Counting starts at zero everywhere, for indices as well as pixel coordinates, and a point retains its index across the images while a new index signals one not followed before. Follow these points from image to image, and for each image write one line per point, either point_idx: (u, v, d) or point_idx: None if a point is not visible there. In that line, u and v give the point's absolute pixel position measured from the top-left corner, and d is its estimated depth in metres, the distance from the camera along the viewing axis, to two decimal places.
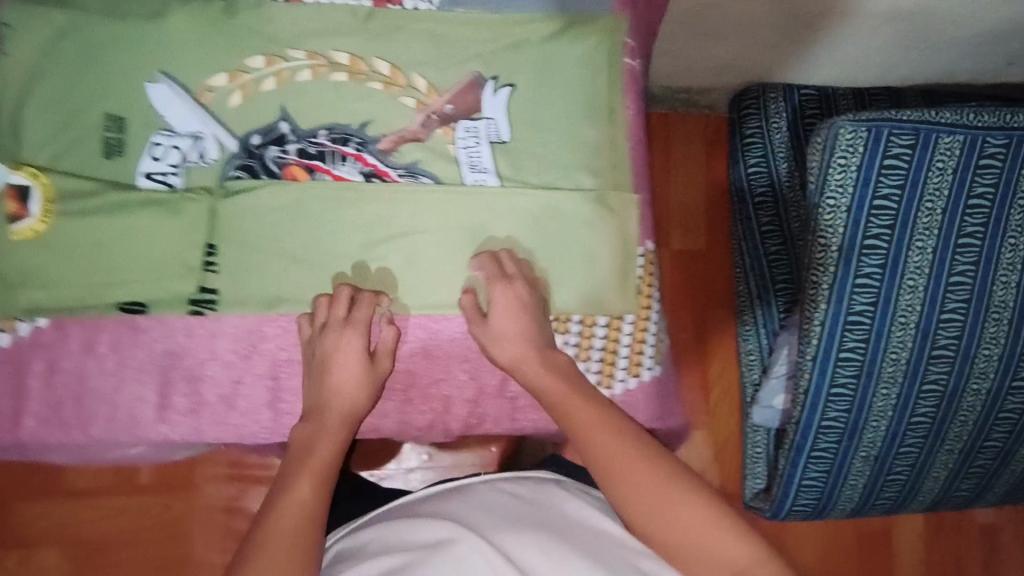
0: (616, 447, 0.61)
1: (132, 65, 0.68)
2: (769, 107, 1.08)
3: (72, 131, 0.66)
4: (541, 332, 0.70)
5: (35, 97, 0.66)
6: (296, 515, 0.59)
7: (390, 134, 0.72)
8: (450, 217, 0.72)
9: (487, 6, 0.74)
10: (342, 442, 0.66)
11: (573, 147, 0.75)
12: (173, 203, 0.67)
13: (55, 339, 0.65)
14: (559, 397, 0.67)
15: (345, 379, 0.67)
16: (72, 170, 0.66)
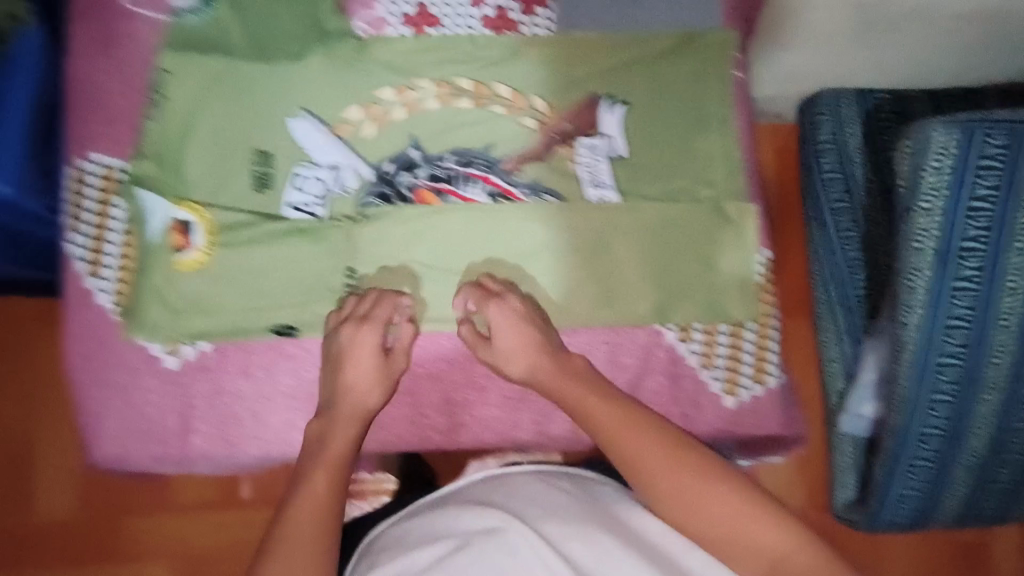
0: (644, 446, 0.62)
1: (275, 102, 0.72)
2: (842, 113, 1.04)
3: (226, 168, 0.71)
4: (553, 346, 0.70)
5: (193, 137, 0.71)
6: (313, 509, 0.60)
7: (514, 155, 0.75)
8: (574, 234, 0.74)
9: (600, 28, 0.77)
10: (357, 436, 0.67)
11: (689, 160, 0.77)
12: (318, 231, 0.71)
13: (217, 361, 0.70)
14: (589, 405, 0.66)
15: (360, 374, 0.68)
16: (228, 204, 0.71)
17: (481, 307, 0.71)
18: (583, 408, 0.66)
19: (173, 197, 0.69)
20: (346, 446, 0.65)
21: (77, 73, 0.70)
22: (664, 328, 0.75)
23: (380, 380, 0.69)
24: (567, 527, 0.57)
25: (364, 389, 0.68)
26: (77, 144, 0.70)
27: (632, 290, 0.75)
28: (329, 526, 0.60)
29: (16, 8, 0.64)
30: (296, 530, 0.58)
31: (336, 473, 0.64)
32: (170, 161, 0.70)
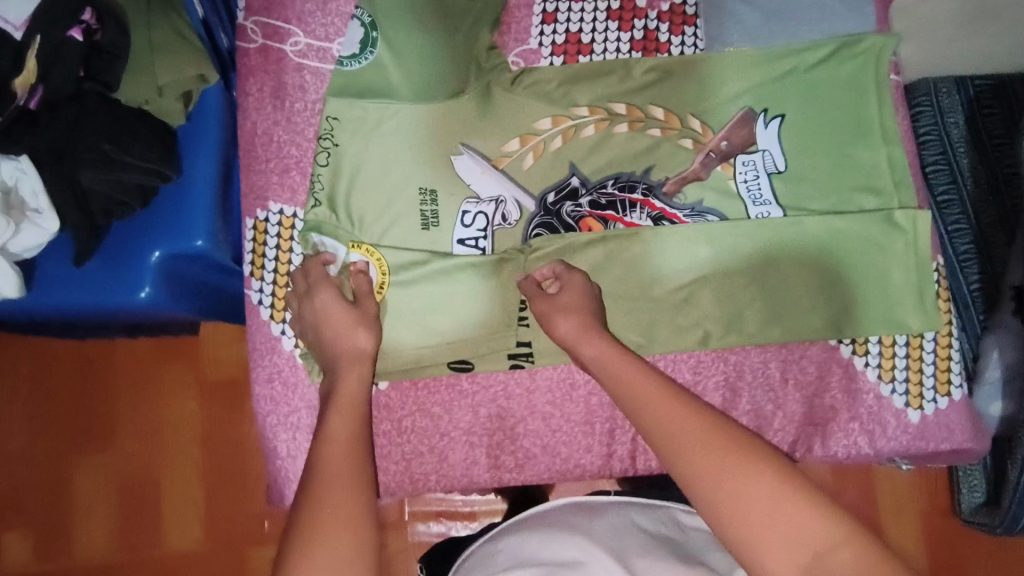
0: (673, 419, 0.52)
1: (437, 141, 0.74)
2: (942, 101, 0.97)
3: (393, 208, 0.73)
4: (597, 318, 0.64)
5: (359, 179, 0.72)
6: (342, 443, 0.54)
7: (672, 177, 0.75)
8: (737, 252, 0.73)
9: (752, 43, 0.76)
10: (366, 377, 0.61)
11: (850, 170, 0.75)
12: (485, 266, 0.72)
13: (397, 398, 0.72)
14: (622, 376, 0.57)
15: (336, 322, 0.64)
16: (398, 243, 0.72)
17: (564, 275, 0.68)
18: (615, 377, 0.57)
19: (346, 241, 0.71)
20: (357, 388, 0.60)
21: (251, 127, 0.72)
22: (839, 343, 0.73)
23: (369, 329, 0.64)
24: (658, 565, 0.55)
25: (350, 336, 0.63)
26: (253, 194, 0.72)
27: (803, 306, 0.73)
28: (365, 462, 0.53)
29: (205, 68, 0.65)
30: (326, 467, 0.52)
31: (357, 413, 0.57)
32: (343, 206, 0.72)
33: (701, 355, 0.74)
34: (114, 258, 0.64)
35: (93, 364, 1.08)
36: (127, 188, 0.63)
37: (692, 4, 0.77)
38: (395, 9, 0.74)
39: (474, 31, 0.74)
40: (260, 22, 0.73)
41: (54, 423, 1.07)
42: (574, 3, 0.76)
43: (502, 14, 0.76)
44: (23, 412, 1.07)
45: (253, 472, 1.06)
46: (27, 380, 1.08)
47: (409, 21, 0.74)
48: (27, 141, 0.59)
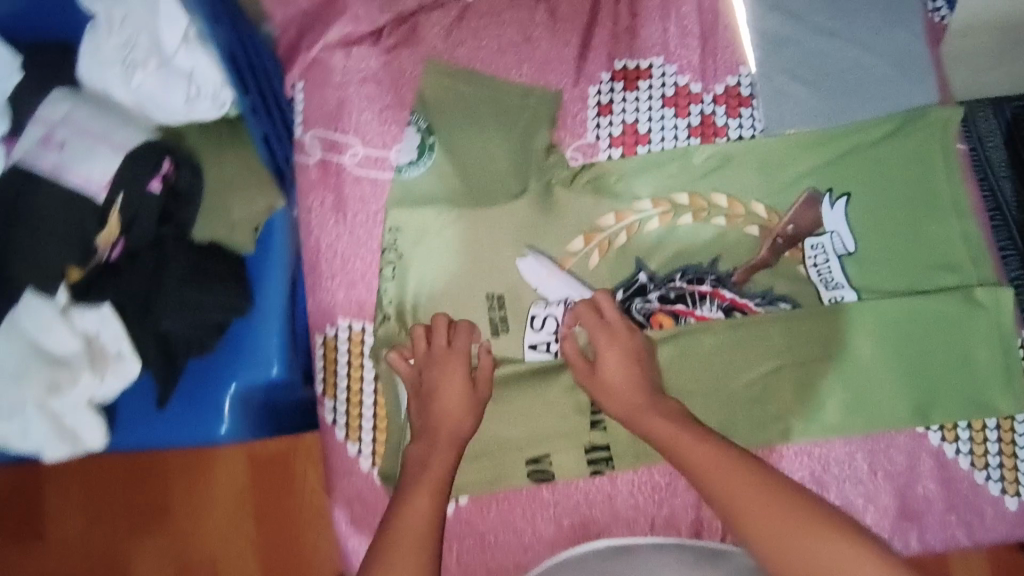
0: (733, 486, 0.57)
1: (502, 244, 0.72)
2: (981, 123, 0.82)
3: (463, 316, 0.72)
4: (648, 389, 0.66)
5: (425, 288, 0.72)
6: (421, 523, 0.57)
7: (741, 266, 0.73)
8: (813, 339, 0.72)
9: (815, 122, 0.74)
10: (452, 463, 0.63)
11: (921, 249, 0.73)
12: (553, 372, 0.71)
13: (476, 513, 0.71)
14: (679, 446, 0.61)
15: (449, 401, 0.66)
16: None
17: (592, 337, 0.68)
18: (675, 448, 0.61)
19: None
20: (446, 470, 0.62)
21: (315, 243, 0.73)
22: (927, 431, 0.71)
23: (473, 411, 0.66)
24: None
25: (455, 412, 0.66)
26: (321, 312, 0.72)
27: (888, 393, 0.71)
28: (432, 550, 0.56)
29: (273, 197, 0.65)
30: (402, 546, 0.55)
31: (441, 495, 0.60)
32: (412, 318, 0.72)
33: (788, 451, 0.71)
34: (192, 397, 0.64)
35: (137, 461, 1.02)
36: (205, 329, 0.63)
37: (746, 85, 0.75)
38: (453, 114, 0.74)
39: (531, 130, 0.74)
40: (318, 136, 0.74)
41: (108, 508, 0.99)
42: (628, 92, 0.75)
43: (557, 109, 0.75)
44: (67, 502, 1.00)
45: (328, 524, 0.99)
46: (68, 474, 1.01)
47: (465, 125, 0.74)
48: (110, 291, 0.60)
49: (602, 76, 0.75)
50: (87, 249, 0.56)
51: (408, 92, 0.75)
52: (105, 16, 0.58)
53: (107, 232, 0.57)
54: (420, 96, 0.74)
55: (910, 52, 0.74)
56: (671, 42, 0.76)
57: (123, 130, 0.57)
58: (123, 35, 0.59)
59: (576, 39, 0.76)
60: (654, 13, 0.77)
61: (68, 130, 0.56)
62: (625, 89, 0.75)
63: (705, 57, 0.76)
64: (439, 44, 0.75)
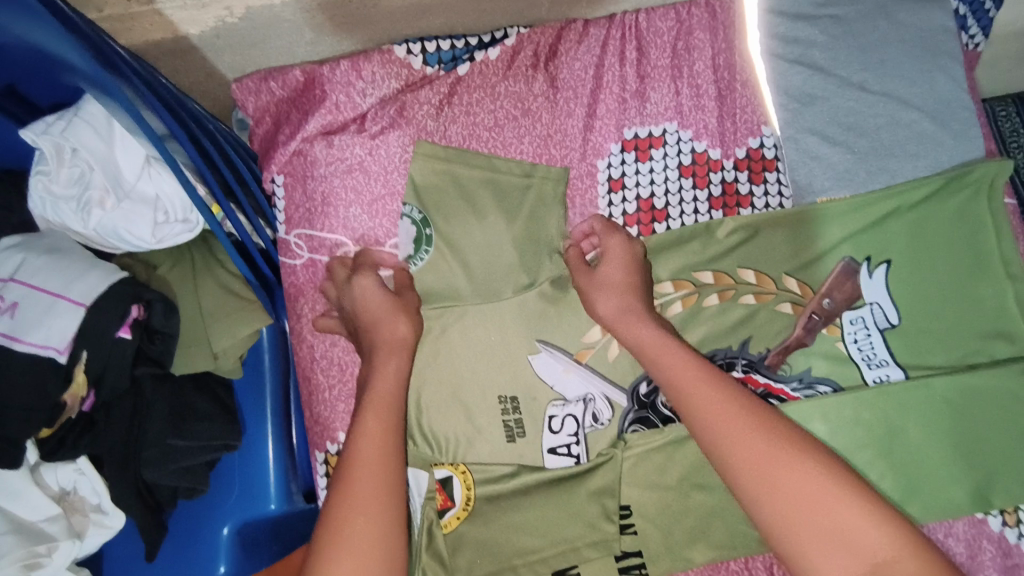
0: (725, 412, 0.52)
1: (513, 339, 0.67)
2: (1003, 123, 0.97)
3: (478, 419, 0.66)
4: (642, 296, 0.62)
5: (434, 391, 0.66)
6: (374, 443, 0.51)
7: (775, 348, 0.68)
8: (858, 422, 0.66)
9: (849, 186, 0.69)
10: (404, 370, 0.57)
11: (969, 317, 0.67)
12: (579, 478, 0.65)
13: None
14: (665, 361, 0.57)
15: (371, 304, 0.60)
16: (484, 457, 0.66)
17: (603, 242, 0.65)
18: (665, 365, 0.56)
19: (424, 463, 0.66)
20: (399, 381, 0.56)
21: (308, 352, 0.66)
22: (987, 515, 0.65)
23: (410, 320, 0.60)
24: None
25: (396, 325, 0.59)
26: (321, 428, 0.65)
27: (943, 478, 0.65)
28: (394, 473, 0.51)
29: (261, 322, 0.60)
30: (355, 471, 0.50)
31: (392, 411, 0.54)
32: (418, 432, 0.66)
33: None
34: (185, 540, 0.60)
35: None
36: (194, 471, 0.58)
37: (770, 146, 0.70)
38: (450, 200, 0.68)
39: (536, 214, 0.68)
40: (303, 236, 0.68)
41: None
42: (641, 164, 0.70)
43: (566, 187, 0.69)
44: None
45: None
46: None
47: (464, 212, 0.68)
48: (86, 446, 0.54)
49: (612, 147, 0.70)
50: (57, 406, 0.50)
51: (401, 180, 0.68)
52: (52, 148, 0.51)
53: (73, 387, 0.52)
54: (411, 178, 0.68)
55: (950, 101, 0.69)
56: (685, 104, 0.70)
57: (81, 280, 0.50)
58: (77, 168, 0.53)
59: (581, 108, 0.70)
60: (664, 73, 0.71)
61: (21, 289, 0.50)
62: (637, 160, 0.70)
63: (723, 119, 0.70)
64: (431, 123, 0.69)
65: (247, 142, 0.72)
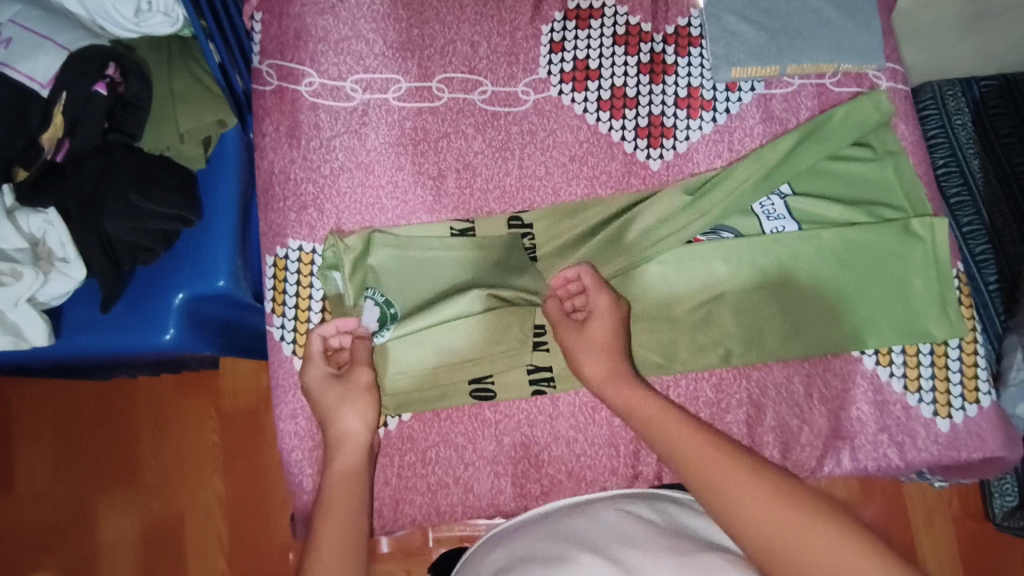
0: (715, 460, 0.56)
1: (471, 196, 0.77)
2: (949, 103, 1.08)
3: (414, 253, 0.73)
4: (626, 359, 0.67)
5: (372, 262, 0.73)
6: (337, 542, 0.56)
7: (700, 224, 0.74)
8: (756, 265, 0.74)
9: (765, 58, 0.77)
10: (354, 464, 0.63)
11: (855, 187, 0.77)
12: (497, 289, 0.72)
13: (420, 429, 0.73)
14: (656, 424, 0.61)
15: (323, 391, 0.67)
16: (423, 286, 0.73)
17: (591, 301, 0.69)
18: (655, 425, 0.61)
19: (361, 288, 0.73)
20: (356, 467, 0.63)
21: (269, 166, 0.76)
22: (862, 354, 0.73)
23: (368, 405, 0.66)
24: (646, 552, 0.51)
25: (348, 417, 0.65)
26: (274, 232, 0.75)
27: (826, 319, 0.73)
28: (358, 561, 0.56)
29: (223, 114, 0.68)
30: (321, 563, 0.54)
31: (354, 507, 0.60)
32: (354, 284, 0.73)
33: (719, 372, 0.74)
34: (140, 304, 0.67)
35: (118, 383, 1.11)
36: (152, 234, 0.65)
37: (696, 25, 0.81)
38: (409, 264, 0.73)
39: (495, 272, 0.73)
40: (274, 65, 0.77)
41: (73, 436, 1.09)
42: (580, 31, 0.80)
43: (512, 47, 0.79)
44: (36, 449, 1.09)
45: (182, 421, 1.09)
46: (35, 425, 1.10)
47: (420, 272, 0.73)
48: (54, 193, 0.62)
49: (556, 16, 0.80)
50: (33, 144, 0.61)
51: (366, 26, 0.79)
52: None
53: (51, 130, 0.62)
54: (372, 268, 0.73)
55: None
56: None
57: (67, 32, 0.63)
58: None
59: None
60: None
61: (16, 28, 0.62)
62: (577, 28, 0.80)
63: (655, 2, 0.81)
64: None
65: None
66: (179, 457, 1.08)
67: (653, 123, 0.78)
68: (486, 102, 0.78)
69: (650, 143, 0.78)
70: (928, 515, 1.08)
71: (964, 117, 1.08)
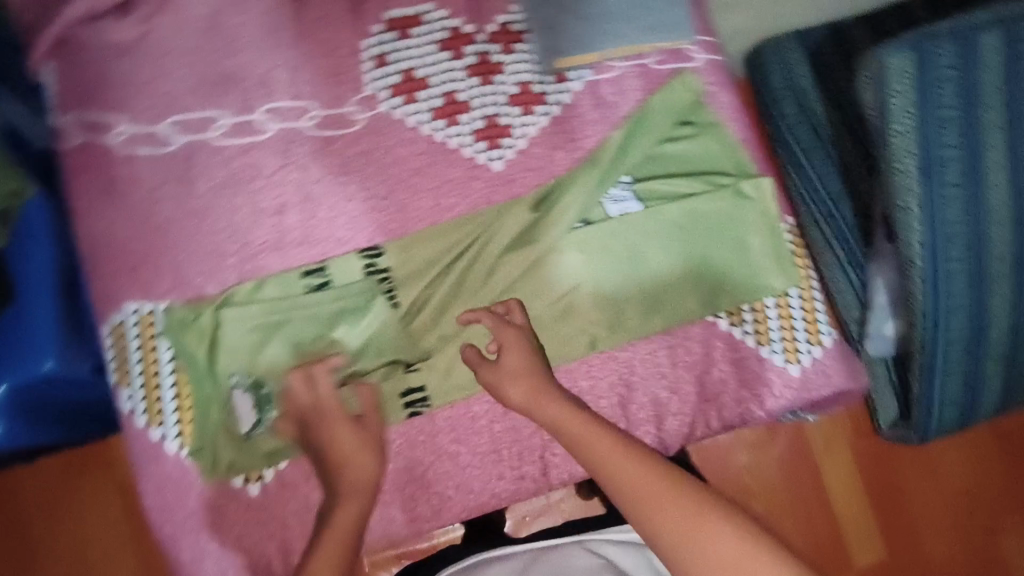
0: (646, 485, 0.60)
1: (317, 229, 0.74)
2: (788, 55, 1.11)
3: (276, 314, 0.70)
4: (547, 375, 0.68)
5: (228, 324, 0.69)
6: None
7: (557, 229, 0.76)
8: (611, 250, 0.76)
9: (588, 47, 0.79)
10: (365, 511, 0.63)
11: (687, 162, 0.81)
12: (360, 308, 0.73)
13: (300, 477, 0.69)
14: (586, 442, 0.63)
15: (342, 444, 0.65)
16: (289, 338, 0.71)
17: (497, 334, 0.69)
18: (585, 446, 0.63)
19: (214, 348, 0.69)
20: (355, 519, 0.62)
21: (90, 229, 0.71)
22: (716, 317, 0.78)
23: (376, 449, 0.66)
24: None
25: (365, 458, 0.65)
26: (107, 299, 0.70)
27: (679, 290, 0.77)
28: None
29: (21, 186, 0.64)
30: None
31: (350, 544, 0.61)
32: (207, 350, 0.69)
33: (590, 359, 0.76)
34: None
35: None
36: None
37: (517, 22, 0.81)
38: (270, 314, 0.70)
39: (359, 318, 0.73)
40: (80, 118, 0.73)
41: None
42: (402, 42, 0.79)
43: (335, 67, 0.77)
44: None
45: (60, 510, 1.00)
46: None
47: (280, 329, 0.70)
48: None
49: (374, 29, 0.78)
50: None
51: (174, 62, 0.74)
52: None
53: None
54: (226, 346, 0.69)
55: None
56: None
57: None
58: None
59: None
60: None
61: None
62: (398, 39, 0.79)
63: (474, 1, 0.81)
64: (203, 11, 0.76)
65: (23, 40, 0.76)
66: (63, 548, 0.99)
67: (489, 124, 0.78)
68: (317, 128, 0.76)
69: (489, 145, 0.78)
70: (832, 446, 1.17)
71: (802, 65, 1.11)
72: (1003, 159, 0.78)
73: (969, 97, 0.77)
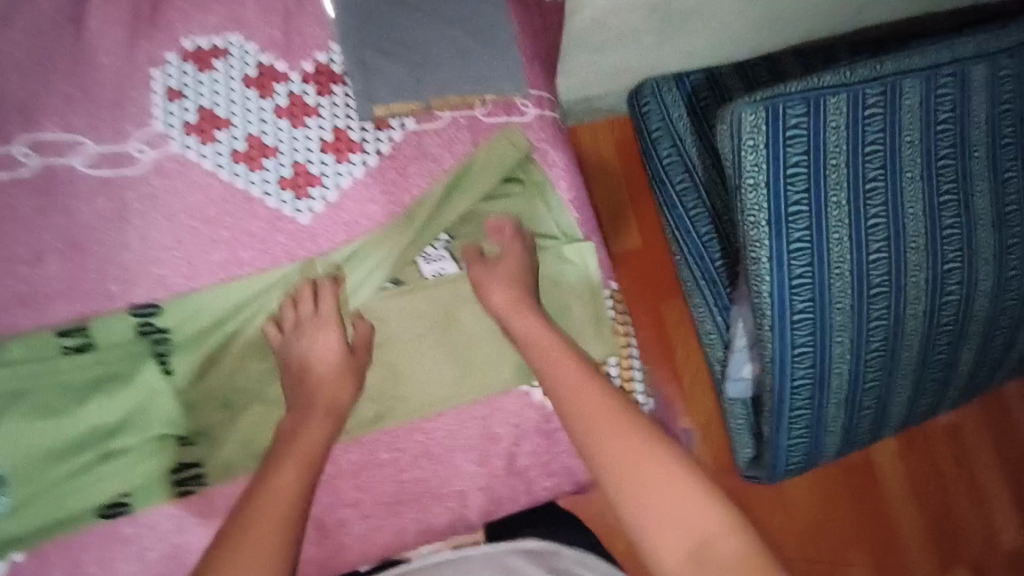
0: (598, 404, 0.62)
1: (82, 281, 0.66)
2: (666, 96, 1.07)
3: (21, 384, 0.64)
4: (528, 291, 0.73)
5: None
6: (284, 495, 0.58)
7: (364, 295, 0.73)
8: (421, 315, 0.74)
9: (406, 95, 0.75)
10: (329, 433, 0.65)
11: (513, 222, 0.78)
12: (126, 377, 0.67)
13: (41, 565, 0.64)
14: (552, 358, 0.67)
15: (324, 360, 0.68)
16: (37, 411, 0.64)
17: (505, 246, 0.75)
18: (549, 364, 0.67)
19: None
20: (321, 437, 0.64)
21: None
22: (531, 388, 0.75)
23: (346, 369, 0.69)
24: None
25: (338, 379, 0.68)
26: None
27: (492, 360, 0.75)
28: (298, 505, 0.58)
29: None
30: (264, 509, 0.56)
31: (308, 465, 0.61)
32: None
33: (391, 430, 0.72)
34: None
35: None
36: None
37: (338, 62, 0.75)
38: (13, 384, 0.64)
39: (128, 386, 0.67)
40: None
41: None
42: (202, 75, 0.71)
43: (118, 98, 0.69)
44: None
45: None
46: None
47: (25, 401, 0.64)
48: None
49: (169, 57, 0.70)
50: None
51: None
52: None
53: None
54: None
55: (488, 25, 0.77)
56: (249, 16, 0.73)
57: None
58: None
59: (137, 17, 0.70)
60: None
61: None
62: (197, 72, 0.71)
63: (289, 33, 0.74)
64: None
65: None
66: None
67: (297, 172, 0.72)
68: (90, 166, 0.67)
69: (296, 195, 0.72)
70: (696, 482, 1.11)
71: (681, 111, 1.06)
72: (844, 219, 0.81)
73: (817, 157, 0.79)
